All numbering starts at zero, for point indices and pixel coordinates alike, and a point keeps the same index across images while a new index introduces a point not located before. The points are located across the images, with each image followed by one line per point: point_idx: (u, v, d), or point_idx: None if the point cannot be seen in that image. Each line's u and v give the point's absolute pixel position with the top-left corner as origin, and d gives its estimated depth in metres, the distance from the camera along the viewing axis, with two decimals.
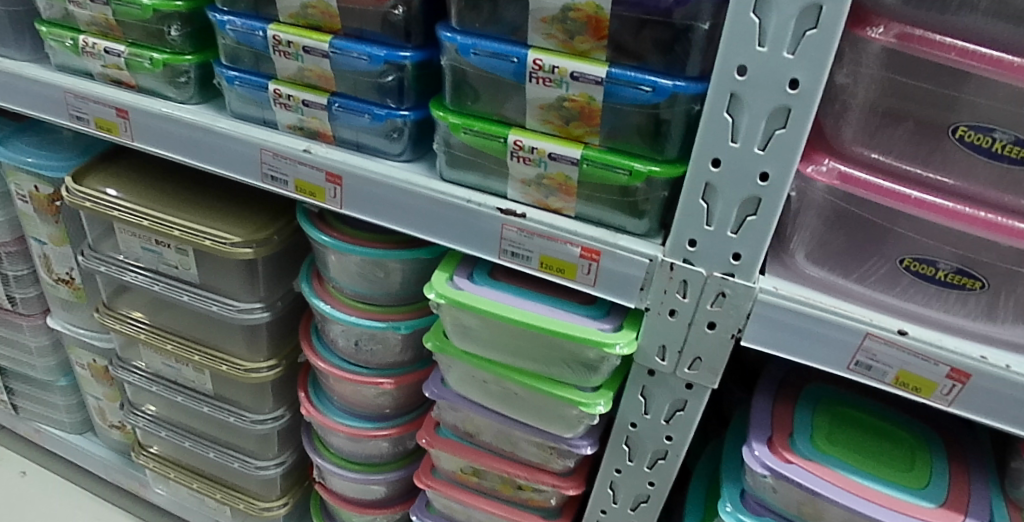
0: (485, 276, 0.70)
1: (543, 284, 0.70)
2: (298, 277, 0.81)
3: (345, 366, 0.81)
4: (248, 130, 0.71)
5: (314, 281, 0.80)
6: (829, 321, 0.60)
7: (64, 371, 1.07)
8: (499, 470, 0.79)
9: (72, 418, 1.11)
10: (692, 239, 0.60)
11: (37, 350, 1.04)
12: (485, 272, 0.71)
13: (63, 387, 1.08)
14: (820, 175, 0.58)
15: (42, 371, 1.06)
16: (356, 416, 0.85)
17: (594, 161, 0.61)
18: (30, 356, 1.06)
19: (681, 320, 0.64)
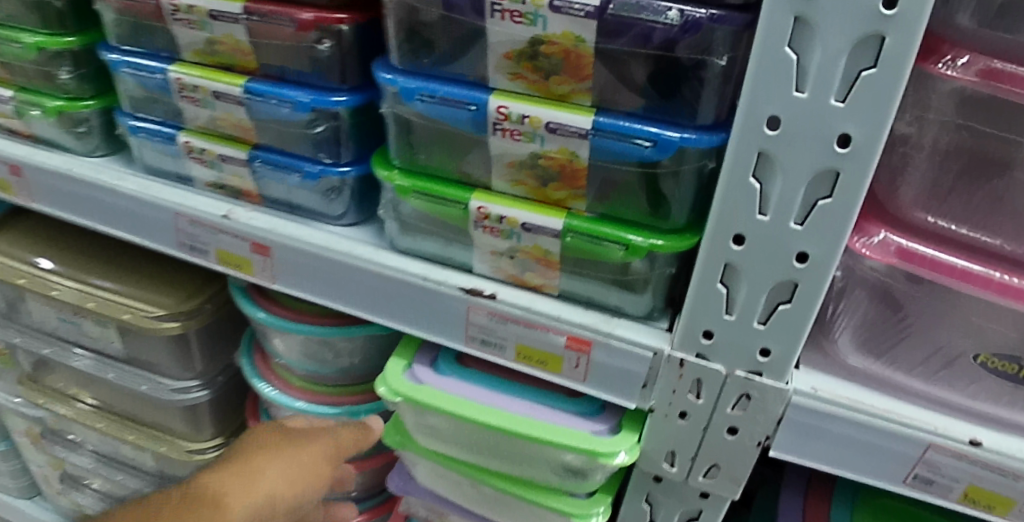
0: (450, 364, 0.57)
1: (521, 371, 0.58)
2: (240, 351, 0.70)
3: None
4: (159, 190, 0.59)
5: (257, 356, 0.68)
6: (879, 430, 0.47)
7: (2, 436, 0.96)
8: None
9: (18, 484, 1.00)
10: (707, 330, 0.47)
11: None
12: (449, 357, 0.58)
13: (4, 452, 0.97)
14: (872, 251, 0.44)
15: None
16: None
17: (579, 232, 0.48)
18: None
19: (694, 424, 0.51)
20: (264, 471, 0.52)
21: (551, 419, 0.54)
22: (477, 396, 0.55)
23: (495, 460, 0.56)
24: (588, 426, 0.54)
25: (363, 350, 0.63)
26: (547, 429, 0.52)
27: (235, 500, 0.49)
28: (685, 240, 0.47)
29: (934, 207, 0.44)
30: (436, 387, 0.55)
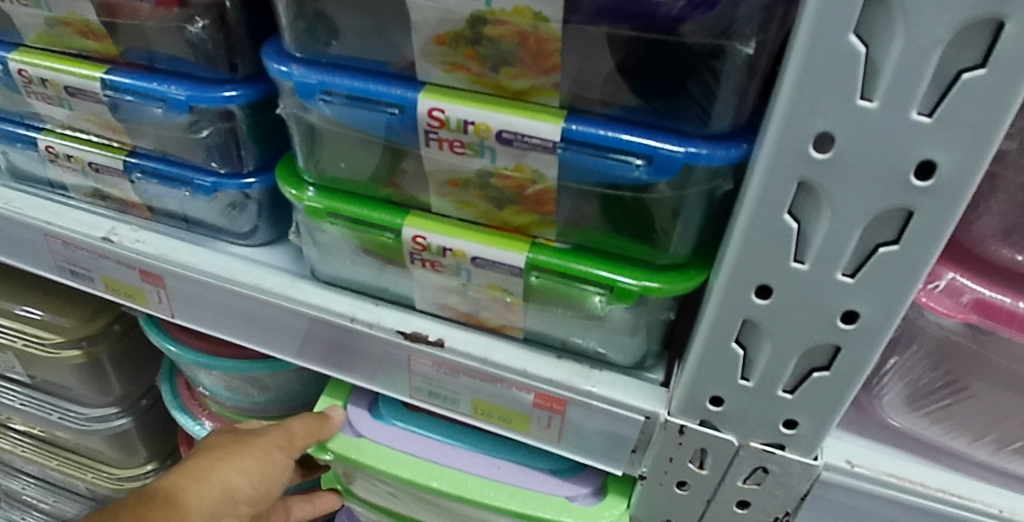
0: (395, 403, 0.48)
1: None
2: (161, 377, 0.59)
3: None
4: (24, 205, 0.46)
5: (180, 383, 0.58)
6: (928, 513, 0.37)
7: None
8: None
9: None
10: (716, 396, 0.36)
11: None
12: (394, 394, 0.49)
13: None
14: (939, 305, 0.33)
15: None
16: None
17: (546, 269, 0.36)
18: None
19: (696, 495, 0.40)
20: (217, 466, 0.42)
21: (516, 480, 0.45)
22: (428, 450, 0.46)
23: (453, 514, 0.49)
24: (564, 491, 0.44)
25: (300, 380, 0.53)
26: (511, 500, 0.43)
27: (194, 508, 0.40)
28: (686, 281, 0.35)
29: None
30: (376, 440, 0.46)
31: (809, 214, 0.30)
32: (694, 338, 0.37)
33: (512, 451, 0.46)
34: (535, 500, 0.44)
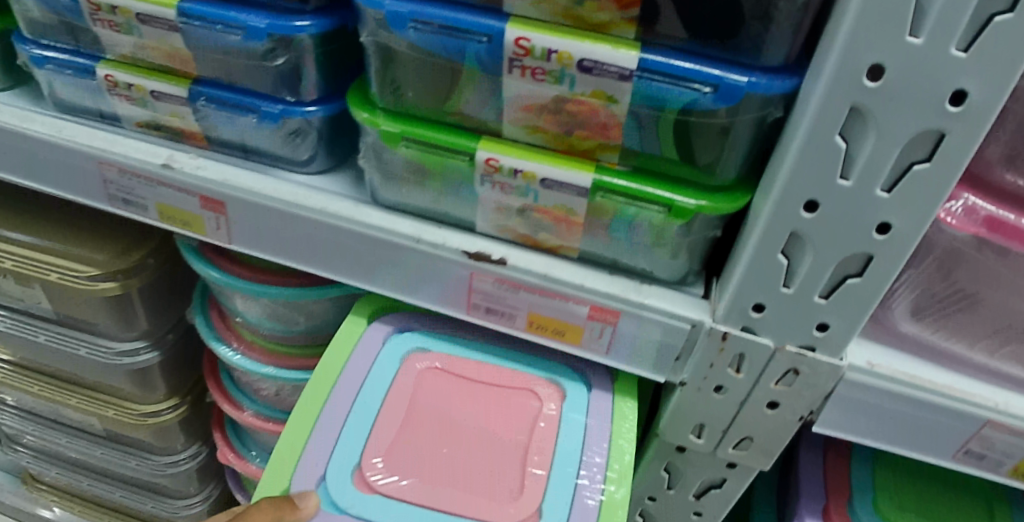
0: (342, 484, 0.42)
1: (435, 486, 0.43)
2: (191, 309, 0.61)
3: (272, 416, 0.62)
4: (77, 134, 0.47)
5: (212, 314, 0.60)
6: (932, 406, 0.43)
7: None
8: None
9: None
10: (759, 302, 0.41)
11: None
12: (341, 471, 0.43)
13: None
14: (956, 220, 0.38)
15: None
16: None
17: (610, 190, 0.40)
18: None
19: (730, 398, 0.45)
20: None
21: None
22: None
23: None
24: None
25: (342, 309, 0.55)
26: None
27: None
28: (735, 198, 0.39)
29: None
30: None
31: (854, 138, 0.35)
32: (738, 253, 0.41)
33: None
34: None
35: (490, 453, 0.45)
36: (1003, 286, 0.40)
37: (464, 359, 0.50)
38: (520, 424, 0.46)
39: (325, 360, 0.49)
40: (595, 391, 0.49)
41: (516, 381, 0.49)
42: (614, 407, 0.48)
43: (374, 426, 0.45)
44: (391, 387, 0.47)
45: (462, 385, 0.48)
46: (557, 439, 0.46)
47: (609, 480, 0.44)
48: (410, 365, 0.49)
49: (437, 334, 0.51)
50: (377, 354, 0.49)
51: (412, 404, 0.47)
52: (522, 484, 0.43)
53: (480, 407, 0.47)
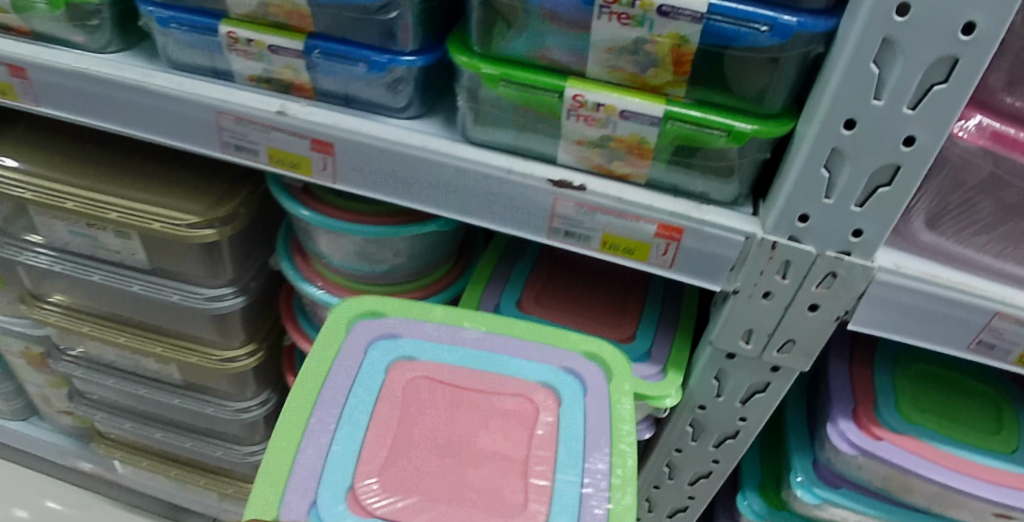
0: (338, 498, 0.45)
1: (438, 512, 0.45)
2: (275, 254, 0.67)
3: None
4: (196, 86, 0.52)
5: (296, 259, 0.66)
6: (951, 301, 0.51)
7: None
8: None
9: (12, 405, 0.92)
10: (805, 213, 0.48)
11: None
12: (337, 491, 0.45)
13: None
14: (969, 136, 0.46)
15: None
16: None
17: (679, 120, 0.47)
18: None
19: (777, 303, 0.53)
20: None
21: None
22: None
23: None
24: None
25: (422, 246, 0.62)
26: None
27: None
28: (785, 123, 0.47)
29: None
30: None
31: (885, 65, 0.43)
32: (784, 173, 0.49)
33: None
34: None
35: (485, 470, 0.47)
36: (1009, 193, 0.49)
37: (444, 362, 0.54)
38: (521, 431, 0.50)
39: (314, 364, 0.52)
40: (589, 390, 0.53)
41: (507, 388, 0.52)
42: (611, 415, 0.51)
43: (364, 444, 0.48)
44: (376, 408, 0.50)
45: (446, 393, 0.52)
46: (555, 443, 0.49)
47: (614, 485, 0.47)
48: (393, 379, 0.52)
49: (416, 341, 0.55)
50: (359, 369, 0.52)
51: (401, 422, 0.50)
52: (526, 496, 0.46)
53: (464, 419, 0.50)
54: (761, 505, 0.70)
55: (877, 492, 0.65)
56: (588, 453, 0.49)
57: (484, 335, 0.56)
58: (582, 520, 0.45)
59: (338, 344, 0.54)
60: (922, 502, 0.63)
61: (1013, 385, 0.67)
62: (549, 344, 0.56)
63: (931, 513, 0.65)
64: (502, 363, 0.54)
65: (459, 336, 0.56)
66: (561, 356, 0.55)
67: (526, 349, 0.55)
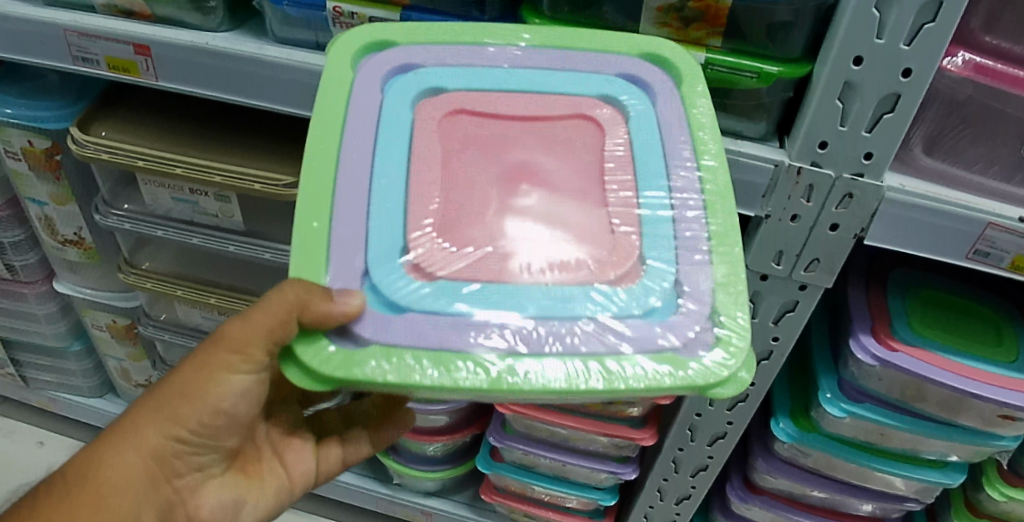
0: (390, 284, 0.43)
1: (521, 256, 0.45)
2: None
3: None
4: (305, 56, 0.60)
5: None
6: (952, 215, 0.59)
7: (76, 336, 1.04)
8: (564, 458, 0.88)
9: (89, 383, 1.10)
10: (824, 140, 0.57)
11: (46, 317, 1.00)
12: (388, 253, 0.44)
13: (77, 350, 1.05)
14: (956, 68, 0.56)
15: (53, 338, 1.02)
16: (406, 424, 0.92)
17: (716, 65, 0.57)
18: (37, 324, 1.01)
19: (803, 225, 0.62)
20: (208, 392, 0.53)
21: (593, 345, 0.41)
22: (456, 335, 0.41)
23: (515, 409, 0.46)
24: (673, 341, 0.42)
25: None
26: (625, 369, 0.41)
27: (187, 413, 0.53)
28: (805, 65, 0.56)
29: (1000, 31, 0.57)
30: (386, 341, 0.41)
31: (885, 7, 0.51)
32: (804, 109, 0.58)
33: (566, 312, 0.43)
34: (654, 361, 0.41)
35: (557, 218, 0.47)
36: (992, 116, 0.59)
37: (487, 87, 0.52)
38: (578, 142, 0.51)
39: (326, 104, 0.48)
40: (659, 98, 0.51)
41: (564, 110, 0.51)
42: (688, 115, 0.50)
43: (409, 202, 0.46)
44: (412, 150, 0.48)
45: (485, 123, 0.51)
46: (631, 151, 0.50)
47: (709, 193, 0.47)
48: (422, 107, 0.51)
49: (439, 70, 0.52)
50: (383, 97, 0.50)
51: (446, 171, 0.48)
52: (610, 227, 0.47)
53: (515, 156, 0.50)
54: (794, 427, 0.80)
55: (896, 405, 0.73)
56: (672, 161, 0.48)
57: (558, 53, 0.54)
58: (681, 243, 0.46)
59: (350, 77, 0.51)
60: (935, 411, 0.71)
61: (1014, 310, 0.75)
62: (594, 52, 0.54)
63: (945, 421, 0.73)
64: (559, 76, 0.52)
65: (485, 54, 0.53)
66: (616, 66, 0.53)
67: (575, 59, 0.53)
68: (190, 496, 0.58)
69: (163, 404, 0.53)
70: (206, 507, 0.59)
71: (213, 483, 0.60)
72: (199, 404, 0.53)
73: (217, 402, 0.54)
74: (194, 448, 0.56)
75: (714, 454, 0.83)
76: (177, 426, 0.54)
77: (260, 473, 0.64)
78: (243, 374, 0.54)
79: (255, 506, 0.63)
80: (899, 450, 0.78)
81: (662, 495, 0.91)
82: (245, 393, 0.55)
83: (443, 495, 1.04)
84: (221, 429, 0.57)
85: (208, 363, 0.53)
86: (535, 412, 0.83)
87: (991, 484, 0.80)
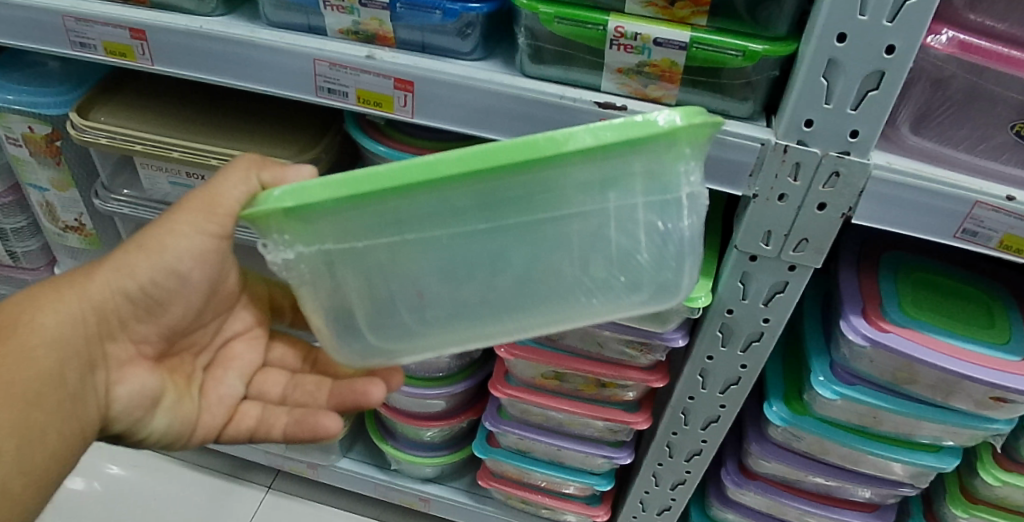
0: None
1: None
2: (347, 125, 0.74)
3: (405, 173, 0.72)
4: (297, 39, 0.61)
5: (367, 128, 0.73)
6: (940, 194, 0.58)
7: None
8: (558, 443, 0.89)
9: None
10: (809, 119, 0.57)
11: None
12: None
13: None
14: (940, 44, 0.57)
15: None
16: (405, 410, 0.93)
17: (702, 44, 0.57)
18: None
19: (791, 204, 0.61)
20: (169, 245, 0.57)
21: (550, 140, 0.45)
22: None
23: (520, 241, 0.48)
24: None
25: None
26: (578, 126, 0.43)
27: (139, 265, 0.57)
28: (789, 43, 0.57)
29: (984, 9, 0.57)
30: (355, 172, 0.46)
31: None
32: (790, 88, 0.57)
33: None
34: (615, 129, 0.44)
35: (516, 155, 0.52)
36: (978, 95, 0.59)
37: None
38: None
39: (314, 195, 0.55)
40: None
41: None
42: None
43: None
44: None
45: None
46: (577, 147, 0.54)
47: None
48: None
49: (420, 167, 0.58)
50: None
51: None
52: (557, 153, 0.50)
53: None
54: (787, 411, 0.80)
55: (887, 387, 0.74)
56: None
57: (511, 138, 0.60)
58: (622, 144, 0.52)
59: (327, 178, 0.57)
60: (927, 393, 0.71)
61: (1006, 293, 0.75)
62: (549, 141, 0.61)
63: (937, 403, 0.73)
64: None
65: None
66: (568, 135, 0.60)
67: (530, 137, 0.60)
68: (112, 367, 0.58)
69: (122, 256, 0.57)
70: (125, 386, 0.58)
71: (140, 366, 0.60)
72: (154, 256, 0.57)
73: (174, 260, 0.57)
74: (132, 315, 0.58)
75: (709, 438, 0.84)
76: (127, 279, 0.57)
77: (187, 384, 0.64)
78: (206, 236, 0.57)
79: (170, 407, 0.61)
80: (893, 434, 0.78)
81: (657, 480, 0.91)
82: (201, 259, 0.58)
83: (440, 481, 1.04)
84: (167, 298, 0.59)
85: (173, 220, 0.57)
86: (530, 396, 0.84)
87: (985, 468, 0.79)
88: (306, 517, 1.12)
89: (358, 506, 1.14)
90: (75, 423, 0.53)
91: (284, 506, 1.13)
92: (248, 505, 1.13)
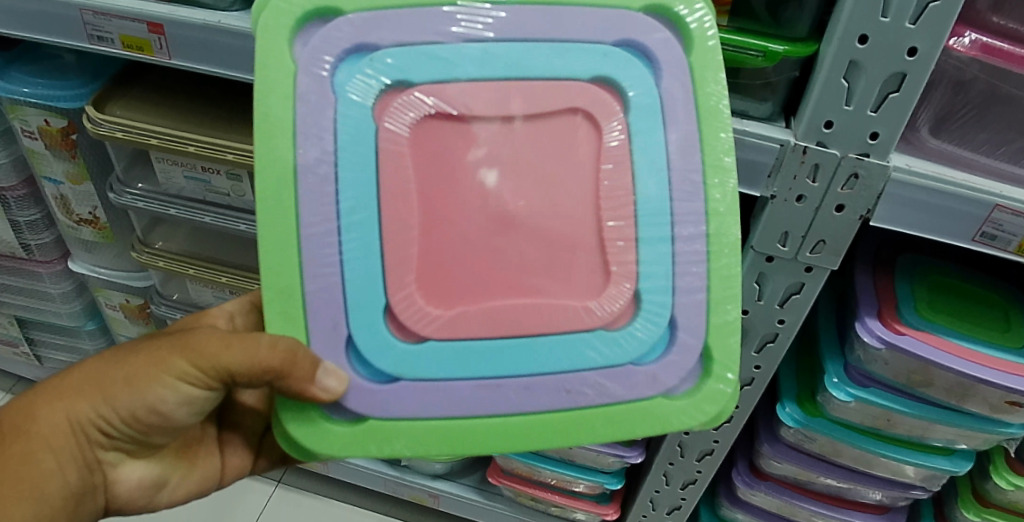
0: (377, 343, 0.46)
1: (505, 296, 0.47)
2: None
3: None
4: None
5: None
6: (960, 196, 0.58)
7: (91, 315, 1.09)
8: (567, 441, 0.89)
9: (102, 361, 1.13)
10: (828, 120, 0.56)
11: (61, 296, 1.03)
12: (373, 314, 0.46)
13: (91, 330, 1.10)
14: (961, 47, 0.56)
15: (69, 317, 1.07)
16: None
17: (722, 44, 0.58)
18: (52, 302, 1.05)
19: (809, 205, 0.61)
20: (151, 387, 0.50)
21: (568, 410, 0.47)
22: (459, 400, 0.46)
23: None
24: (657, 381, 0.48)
25: None
26: (596, 434, 0.47)
27: (121, 398, 0.51)
28: (809, 44, 0.56)
29: (1007, 11, 0.56)
30: (395, 414, 0.46)
31: None
32: (810, 89, 0.57)
33: (559, 367, 0.47)
34: (632, 409, 0.48)
35: (556, 245, 0.48)
36: (996, 97, 0.59)
37: (456, 77, 0.47)
38: (568, 144, 0.48)
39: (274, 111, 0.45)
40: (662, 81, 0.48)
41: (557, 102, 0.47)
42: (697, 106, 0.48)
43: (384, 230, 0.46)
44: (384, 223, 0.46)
45: (462, 132, 0.47)
46: (631, 163, 0.48)
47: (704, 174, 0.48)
48: (382, 111, 0.46)
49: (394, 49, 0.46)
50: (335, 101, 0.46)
51: (421, 187, 0.47)
52: (606, 270, 0.48)
53: (522, 175, 0.48)
54: (800, 412, 0.80)
55: (904, 390, 0.73)
56: (676, 169, 0.48)
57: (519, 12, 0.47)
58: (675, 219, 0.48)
59: (295, 87, 0.45)
60: (941, 396, 0.71)
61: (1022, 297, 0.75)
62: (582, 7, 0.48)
63: (951, 407, 0.72)
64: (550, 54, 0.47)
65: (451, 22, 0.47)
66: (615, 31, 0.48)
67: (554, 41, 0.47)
68: (110, 470, 0.56)
69: (102, 381, 0.51)
70: (125, 482, 0.58)
71: (138, 460, 0.58)
72: (136, 394, 0.50)
73: (154, 402, 0.51)
74: (120, 434, 0.54)
75: (720, 438, 0.84)
76: (108, 411, 0.51)
77: (195, 457, 0.63)
78: (194, 384, 0.50)
79: (176, 490, 0.61)
80: (906, 437, 0.78)
81: (668, 480, 0.91)
82: (188, 401, 0.52)
83: (450, 477, 1.05)
84: (156, 425, 0.54)
85: (161, 356, 0.50)
86: None
87: (998, 472, 0.79)
88: (315, 511, 1.12)
89: (367, 501, 1.15)
90: (74, 516, 0.54)
91: (292, 501, 1.13)
92: (258, 499, 1.13)
